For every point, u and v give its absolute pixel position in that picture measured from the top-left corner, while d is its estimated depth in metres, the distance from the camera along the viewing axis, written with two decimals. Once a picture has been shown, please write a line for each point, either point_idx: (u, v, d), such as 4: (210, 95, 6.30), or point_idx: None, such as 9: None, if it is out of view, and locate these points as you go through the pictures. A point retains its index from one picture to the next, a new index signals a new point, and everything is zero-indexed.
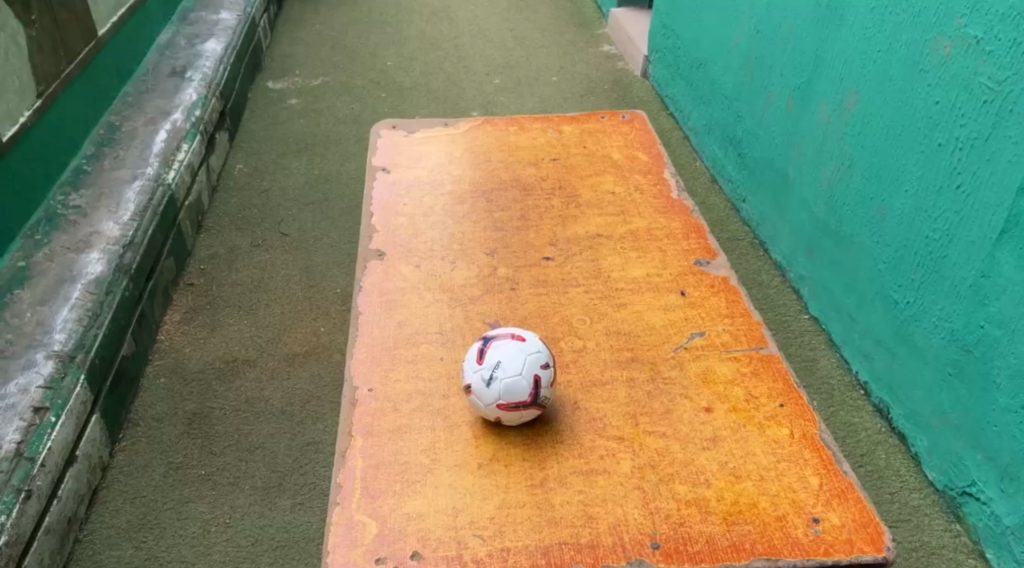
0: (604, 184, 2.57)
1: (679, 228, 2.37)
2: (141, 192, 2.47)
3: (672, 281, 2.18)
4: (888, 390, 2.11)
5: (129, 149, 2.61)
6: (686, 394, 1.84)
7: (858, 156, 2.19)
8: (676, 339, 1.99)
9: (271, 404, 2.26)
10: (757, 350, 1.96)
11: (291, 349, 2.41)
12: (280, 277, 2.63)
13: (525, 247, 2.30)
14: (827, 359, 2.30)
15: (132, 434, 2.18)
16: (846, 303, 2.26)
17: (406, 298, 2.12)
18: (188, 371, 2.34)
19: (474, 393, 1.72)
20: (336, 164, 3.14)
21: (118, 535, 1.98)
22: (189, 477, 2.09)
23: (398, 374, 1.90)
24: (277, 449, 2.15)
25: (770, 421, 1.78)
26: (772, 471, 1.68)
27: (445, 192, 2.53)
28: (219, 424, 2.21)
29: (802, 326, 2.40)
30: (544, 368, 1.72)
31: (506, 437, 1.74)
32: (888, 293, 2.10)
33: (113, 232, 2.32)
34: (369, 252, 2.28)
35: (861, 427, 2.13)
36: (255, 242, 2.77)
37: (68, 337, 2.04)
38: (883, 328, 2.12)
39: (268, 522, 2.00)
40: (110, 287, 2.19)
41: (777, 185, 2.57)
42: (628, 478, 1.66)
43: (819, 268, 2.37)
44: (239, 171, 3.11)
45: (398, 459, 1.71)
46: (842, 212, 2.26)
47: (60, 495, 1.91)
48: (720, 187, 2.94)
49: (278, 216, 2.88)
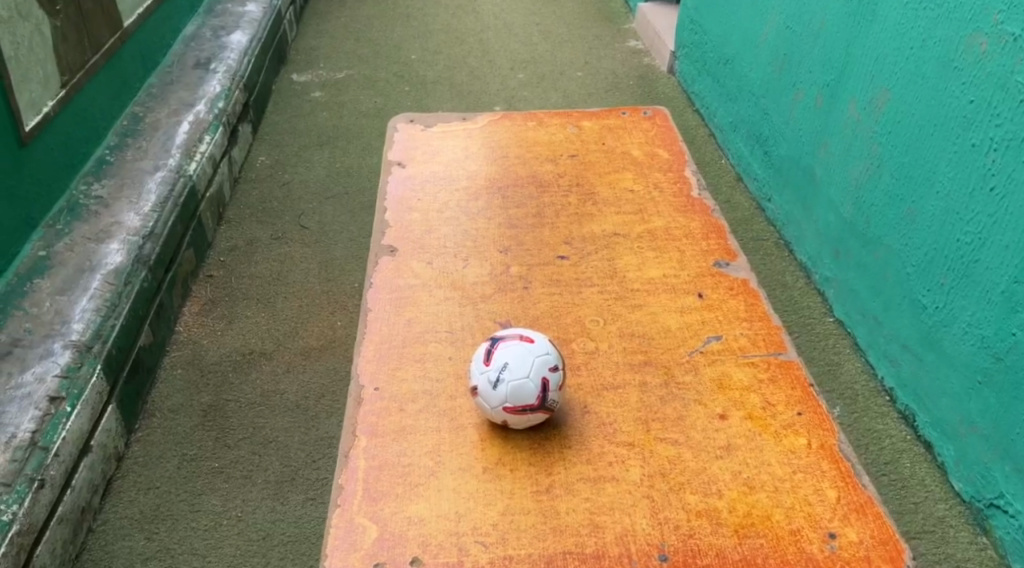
0: (623, 181, 2.51)
1: (699, 228, 2.32)
2: (162, 182, 2.42)
3: (689, 282, 2.12)
4: (915, 397, 2.04)
5: (151, 140, 2.58)
6: (700, 399, 1.79)
7: (888, 156, 2.12)
8: (691, 343, 1.94)
9: (286, 398, 2.13)
10: (775, 356, 1.90)
11: (308, 343, 2.28)
12: (299, 270, 2.52)
13: (540, 245, 2.26)
14: (852, 364, 2.21)
15: (148, 424, 2.07)
16: (872, 307, 2.18)
17: (416, 295, 2.09)
18: (205, 362, 2.23)
19: (481, 394, 1.67)
20: (358, 157, 3.08)
21: (131, 525, 1.87)
22: (201, 469, 1.98)
23: (405, 374, 1.87)
24: (291, 443, 2.03)
25: (787, 430, 1.72)
26: (787, 482, 1.62)
27: (459, 188, 2.48)
28: (234, 416, 2.09)
29: (826, 329, 2.32)
30: (553, 371, 1.65)
31: (512, 441, 1.70)
32: (917, 297, 2.02)
33: (133, 222, 2.26)
34: (381, 247, 2.25)
35: (885, 435, 2.05)
36: (275, 235, 2.67)
37: (86, 327, 1.97)
38: (910, 332, 2.05)
39: (280, 517, 1.88)
40: (129, 277, 2.13)
41: (804, 184, 2.50)
42: (638, 486, 1.61)
43: (845, 270, 2.30)
44: (262, 163, 3.05)
45: (401, 460, 1.67)
46: (870, 213, 2.19)
47: (74, 484, 1.82)
48: (745, 186, 2.87)
49: (299, 208, 2.78)
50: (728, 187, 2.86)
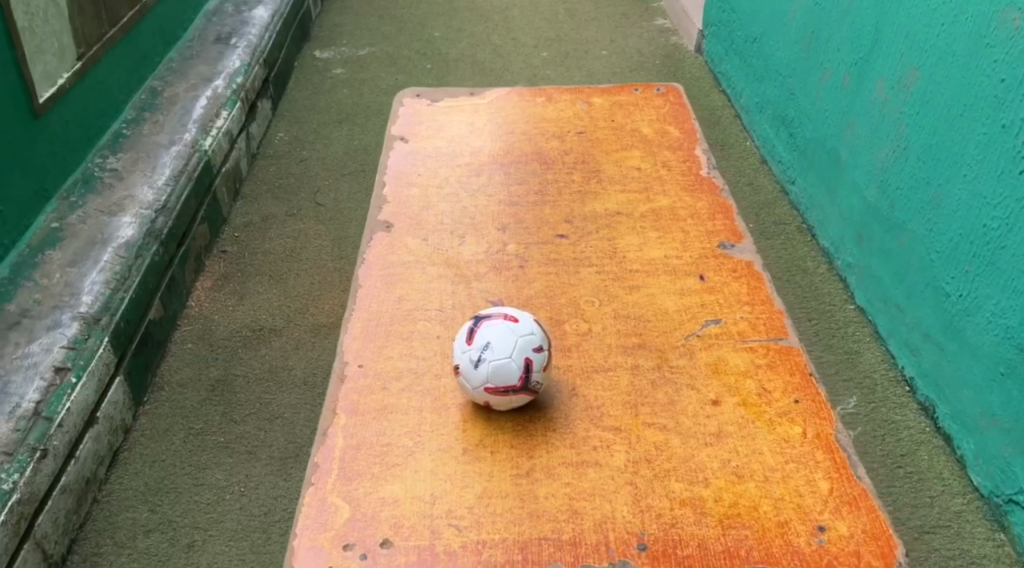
0: (630, 159, 2.44)
1: (705, 208, 2.24)
2: (177, 156, 2.35)
3: (691, 264, 2.05)
4: (935, 388, 1.95)
5: (168, 114, 2.50)
6: (694, 385, 1.72)
7: (915, 137, 2.02)
8: (688, 326, 1.87)
9: (294, 374, 2.08)
10: (776, 341, 1.83)
11: (317, 320, 2.22)
12: (313, 247, 2.45)
13: (540, 224, 2.20)
14: (872, 352, 2.12)
15: (156, 397, 2.02)
16: (894, 295, 2.10)
17: (409, 272, 2.04)
18: (215, 338, 2.17)
19: (463, 373, 1.61)
20: (376, 133, 2.98)
21: (135, 497, 1.82)
22: (207, 443, 1.92)
23: (391, 351, 1.82)
24: (297, 420, 1.97)
25: (782, 418, 1.64)
26: (778, 471, 1.54)
27: (461, 164, 2.42)
28: (241, 392, 2.03)
29: (847, 316, 2.23)
30: (537, 351, 1.59)
31: (495, 422, 1.64)
32: (941, 284, 1.93)
33: (146, 196, 2.19)
34: (376, 223, 2.20)
35: (903, 426, 1.96)
36: (291, 212, 2.59)
37: (95, 299, 1.91)
38: (934, 321, 1.96)
39: (283, 492, 1.83)
40: (140, 251, 2.07)
41: (828, 167, 2.41)
42: (621, 472, 1.55)
43: (868, 256, 2.20)
44: (280, 140, 2.95)
45: (380, 440, 1.63)
46: (895, 197, 2.09)
47: (78, 455, 1.77)
48: (769, 169, 2.77)
49: (314, 185, 2.70)
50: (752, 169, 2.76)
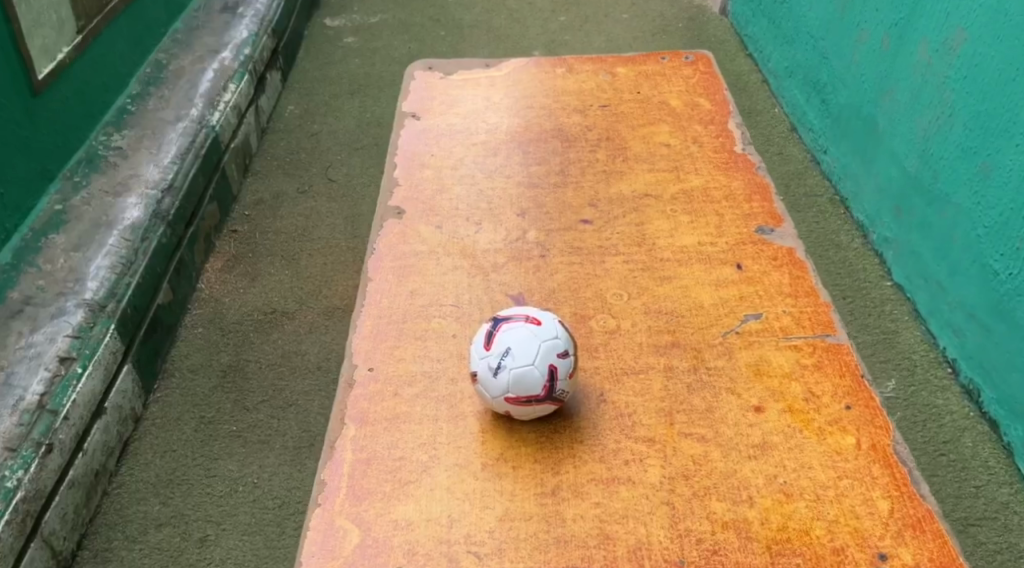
0: (658, 135, 2.27)
1: (741, 189, 2.07)
2: (184, 133, 2.15)
3: (727, 252, 1.89)
4: (980, 370, 1.78)
5: (174, 89, 2.28)
6: (733, 388, 1.58)
7: (962, 103, 1.84)
8: (726, 322, 1.72)
9: (307, 359, 1.92)
10: (822, 338, 1.67)
11: (332, 303, 2.05)
12: (325, 226, 2.26)
13: (562, 208, 2.04)
14: (911, 332, 1.94)
15: (167, 384, 1.87)
16: (936, 272, 1.91)
17: (422, 264, 1.89)
18: (226, 322, 2.01)
19: (481, 381, 1.47)
20: (389, 105, 2.76)
21: (146, 489, 1.69)
22: (219, 432, 1.78)
23: (404, 352, 1.69)
24: (311, 407, 1.83)
25: (833, 427, 1.49)
26: (830, 489, 1.39)
27: (477, 142, 2.27)
28: (254, 377, 1.89)
29: (884, 294, 2.04)
30: (562, 357, 1.44)
31: (517, 433, 1.51)
32: (988, 261, 1.76)
33: (153, 175, 2.02)
34: (387, 209, 2.05)
35: (945, 411, 1.80)
36: (302, 188, 2.38)
37: (101, 285, 1.76)
38: (978, 300, 1.79)
39: (297, 484, 1.70)
40: (147, 233, 1.90)
41: (862, 135, 2.19)
42: (657, 489, 1.41)
43: (906, 231, 2.01)
44: (292, 112, 2.72)
45: (392, 454, 1.49)
46: (938, 167, 1.90)
47: (86, 448, 1.63)
48: (800, 137, 2.51)
49: (327, 160, 2.49)
50: (782, 137, 2.52)
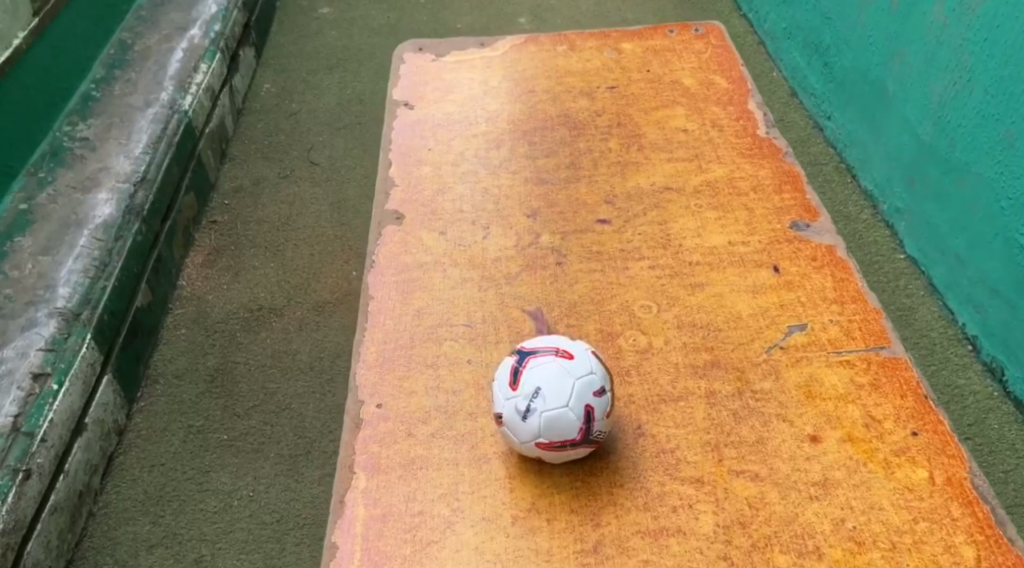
0: (673, 119, 2.06)
1: (770, 180, 1.87)
2: (155, 120, 1.83)
3: (762, 252, 1.71)
4: (1004, 348, 1.53)
5: (141, 71, 1.95)
6: (784, 415, 1.42)
7: (982, 66, 1.54)
8: (769, 335, 1.56)
9: (298, 359, 1.63)
10: (876, 352, 1.52)
11: (320, 297, 1.73)
12: (309, 212, 1.91)
13: (576, 207, 1.84)
14: (928, 308, 1.66)
15: (150, 392, 1.60)
16: (954, 245, 1.62)
17: (428, 277, 1.71)
18: (211, 322, 1.71)
19: (508, 425, 1.30)
20: (373, 80, 2.27)
21: (135, 508, 1.45)
22: (210, 443, 1.53)
23: (414, 383, 1.51)
24: (305, 411, 1.56)
25: (900, 458, 1.35)
26: (907, 534, 1.27)
27: (477, 134, 2.06)
28: (243, 381, 1.61)
29: (897, 268, 1.73)
30: (598, 397, 1.28)
31: (548, 477, 1.35)
32: (1014, 235, 1.49)
33: (123, 167, 1.73)
34: (385, 214, 1.87)
35: (968, 390, 1.54)
36: (284, 172, 2.01)
37: (73, 291, 1.52)
38: (1002, 273, 1.52)
39: (296, 495, 1.46)
40: (121, 231, 1.63)
41: (869, 99, 1.84)
42: (711, 542, 1.27)
43: (919, 203, 1.70)
44: (266, 92, 2.24)
45: (410, 508, 1.34)
46: (956, 135, 1.60)
47: (68, 468, 1.40)
48: (800, 102, 2.11)
49: (308, 141, 2.09)
50: (781, 104, 2.11)
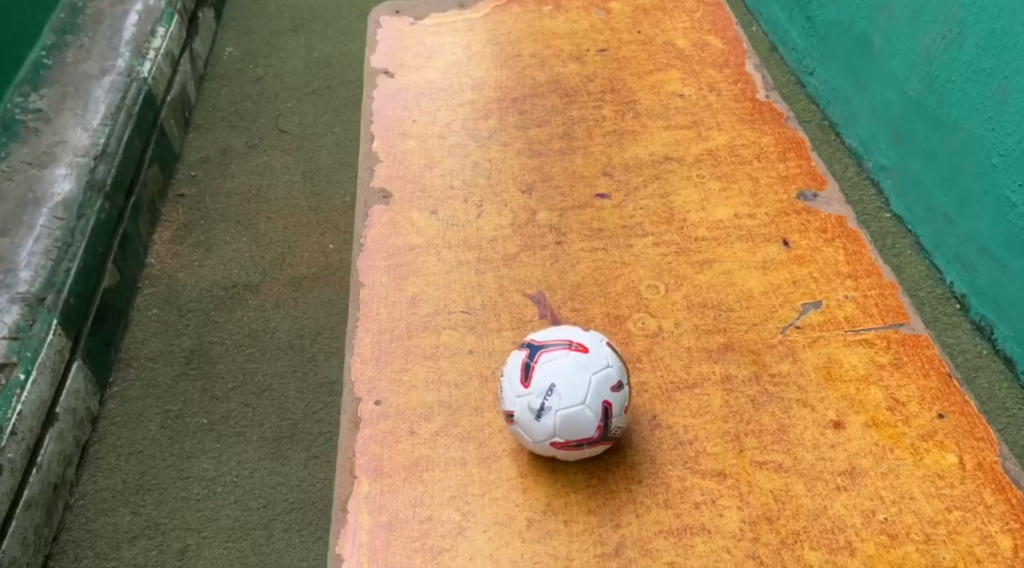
0: (668, 83, 1.95)
1: (772, 144, 1.79)
2: (112, 89, 1.70)
3: (770, 224, 1.64)
4: (993, 305, 1.45)
5: (96, 36, 1.80)
6: (805, 399, 1.37)
7: (973, 19, 1.46)
8: (783, 315, 1.49)
9: (277, 338, 1.53)
10: (895, 329, 1.46)
11: (298, 271, 1.63)
12: (281, 183, 1.80)
13: (572, 180, 1.75)
14: (915, 267, 1.57)
15: (124, 376, 1.49)
16: (942, 203, 1.54)
17: (421, 261, 1.62)
18: (183, 301, 1.60)
19: (520, 423, 1.22)
20: (340, 42, 2.11)
21: (113, 498, 1.36)
22: (188, 428, 1.43)
23: (413, 378, 1.43)
24: (287, 392, 1.45)
25: (928, 443, 1.31)
26: (941, 525, 1.23)
27: (463, 103, 1.95)
28: (220, 362, 1.51)
29: (882, 227, 1.64)
30: (616, 392, 1.21)
31: (563, 476, 1.29)
32: (1005, 192, 1.42)
33: (81, 140, 1.60)
34: (371, 192, 1.76)
35: (957, 350, 1.45)
36: (252, 141, 1.88)
37: (36, 275, 1.41)
38: (992, 232, 1.45)
39: (281, 480, 1.35)
40: (83, 209, 1.51)
41: (854, 53, 1.75)
42: (738, 540, 1.22)
43: (905, 160, 1.62)
44: (229, 56, 2.09)
45: (418, 514, 1.27)
46: (945, 90, 1.52)
47: (40, 462, 1.30)
48: (780, 57, 2.00)
49: (277, 107, 1.96)
50: (764, 57, 2.00)
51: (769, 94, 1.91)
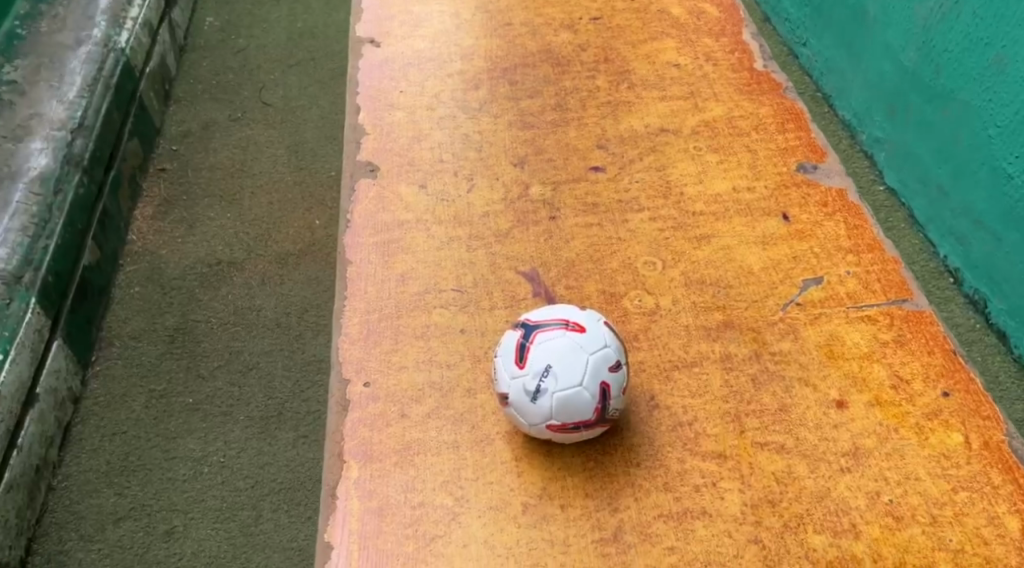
0: (664, 53, 1.90)
1: (771, 116, 1.74)
2: (88, 60, 1.63)
3: (770, 198, 1.59)
4: (986, 280, 1.41)
5: (70, 4, 1.74)
6: (807, 378, 1.33)
7: None
8: (784, 291, 1.45)
9: (263, 315, 1.49)
10: (899, 305, 1.42)
11: (283, 248, 1.59)
12: (266, 157, 1.74)
13: (566, 152, 1.70)
14: (908, 241, 1.53)
15: (107, 355, 1.45)
16: (937, 175, 1.50)
17: (410, 237, 1.56)
18: (167, 278, 1.55)
19: (515, 406, 1.18)
20: (324, 11, 2.05)
21: (98, 480, 1.31)
22: (173, 408, 1.38)
23: (404, 358, 1.39)
24: (274, 370, 1.42)
25: (933, 422, 1.27)
26: (947, 506, 1.20)
27: (452, 73, 1.89)
28: (205, 340, 1.46)
29: (876, 200, 1.60)
30: (614, 372, 1.17)
31: (560, 460, 1.25)
32: (1001, 164, 1.37)
33: (57, 112, 1.54)
34: (357, 165, 1.70)
35: (949, 324, 1.42)
36: (235, 114, 1.82)
37: (11, 252, 1.35)
38: (988, 204, 1.40)
39: (269, 460, 1.32)
40: (60, 183, 1.45)
41: (848, 21, 1.69)
42: (740, 524, 1.19)
43: (900, 131, 1.57)
44: (210, 26, 2.02)
45: (409, 499, 1.23)
46: (941, 60, 1.46)
47: (22, 444, 1.26)
48: (772, 27, 1.94)
49: (261, 78, 1.89)
50: (760, 26, 1.95)
51: (767, 63, 1.86)
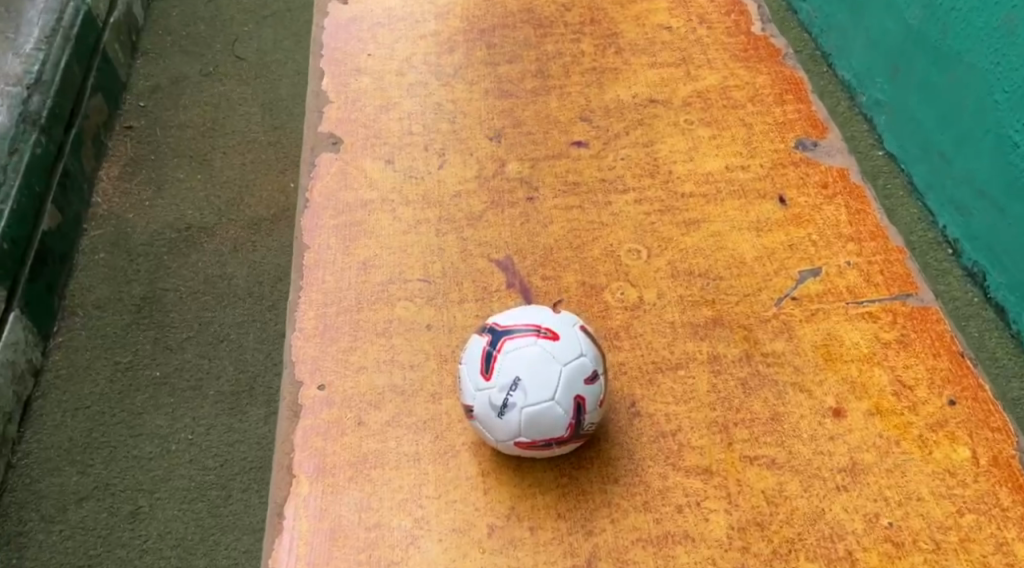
0: (655, 14, 1.75)
1: (768, 86, 1.61)
2: (46, 9, 1.47)
3: (765, 178, 1.46)
4: (987, 252, 1.31)
5: None
6: (801, 384, 1.22)
7: None
8: (778, 283, 1.33)
9: (235, 285, 1.38)
10: (902, 300, 1.30)
11: (256, 213, 1.47)
12: (238, 115, 1.60)
13: (546, 125, 1.57)
14: (907, 210, 1.42)
15: (69, 325, 1.34)
16: (938, 141, 1.38)
17: (373, 220, 1.43)
18: (133, 244, 1.43)
19: (480, 420, 1.07)
20: None
21: (59, 457, 1.22)
22: (139, 381, 1.28)
23: (363, 357, 1.27)
24: (246, 341, 1.32)
25: (938, 434, 1.17)
26: (951, 531, 1.09)
27: (425, 34, 1.73)
28: (173, 310, 1.35)
29: (875, 165, 1.48)
30: (590, 384, 1.05)
31: (530, 476, 1.14)
32: (1007, 132, 1.25)
33: (11, 68, 1.39)
34: (318, 137, 1.55)
35: (947, 298, 1.32)
36: (207, 69, 1.68)
37: None
38: (991, 174, 1.28)
39: (240, 437, 1.23)
40: (14, 145, 1.32)
41: None
42: (725, 550, 1.08)
43: (901, 92, 1.45)
44: None
45: (365, 520, 1.12)
46: (948, 18, 1.32)
47: None
48: None
49: (232, 31, 1.74)
50: None
51: (765, 25, 1.71)
